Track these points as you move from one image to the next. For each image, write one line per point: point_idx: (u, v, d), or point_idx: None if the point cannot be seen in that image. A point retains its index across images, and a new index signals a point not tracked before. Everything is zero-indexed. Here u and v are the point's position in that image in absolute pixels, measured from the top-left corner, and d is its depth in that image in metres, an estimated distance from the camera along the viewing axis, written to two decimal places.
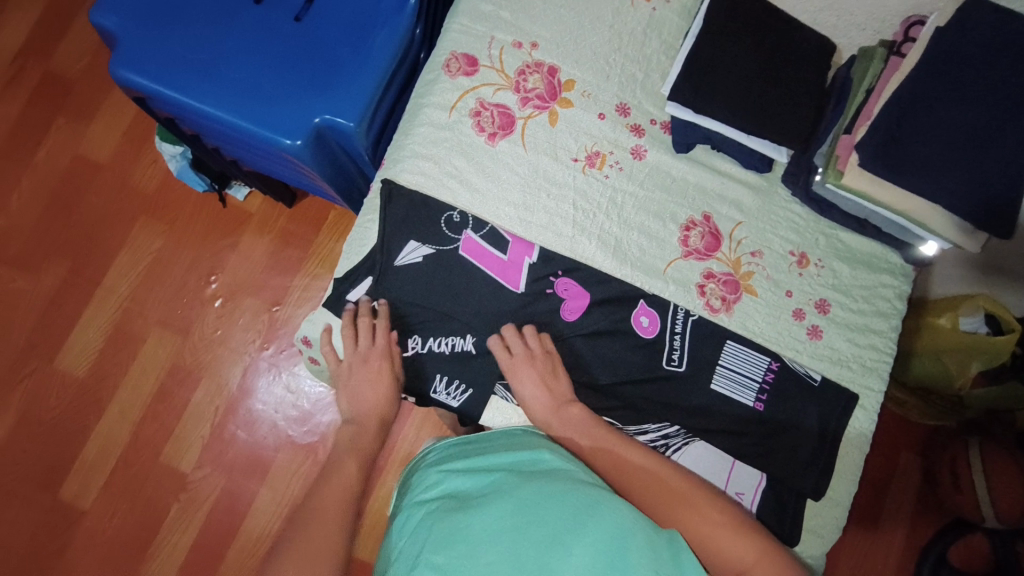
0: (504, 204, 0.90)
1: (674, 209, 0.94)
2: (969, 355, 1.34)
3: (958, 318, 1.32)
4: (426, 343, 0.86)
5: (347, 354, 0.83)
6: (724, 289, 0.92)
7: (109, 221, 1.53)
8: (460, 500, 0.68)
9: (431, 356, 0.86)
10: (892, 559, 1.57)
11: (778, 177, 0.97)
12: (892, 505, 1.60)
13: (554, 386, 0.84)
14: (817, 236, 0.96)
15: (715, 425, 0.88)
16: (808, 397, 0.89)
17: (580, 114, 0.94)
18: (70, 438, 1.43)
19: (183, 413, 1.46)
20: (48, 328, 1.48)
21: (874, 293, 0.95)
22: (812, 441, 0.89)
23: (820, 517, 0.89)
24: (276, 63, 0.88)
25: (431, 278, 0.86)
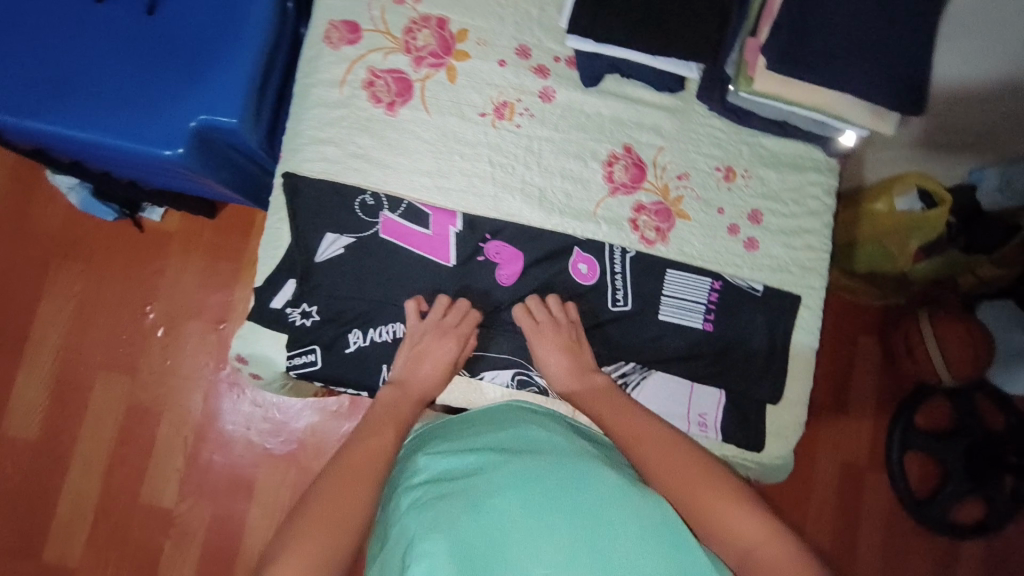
0: (418, 175, 0.86)
1: (593, 146, 0.91)
2: (907, 233, 1.40)
3: (893, 200, 1.38)
4: (365, 334, 0.82)
5: (429, 321, 0.80)
6: (657, 219, 0.91)
7: (19, 271, 1.42)
8: (443, 483, 0.66)
9: (372, 347, 0.82)
10: (865, 434, 1.69)
11: (692, 95, 0.94)
12: (859, 385, 1.71)
13: (579, 354, 0.83)
14: (740, 146, 0.94)
15: (671, 355, 0.89)
16: (754, 308, 0.91)
17: (479, 66, 0.88)
18: (38, 501, 1.37)
19: (151, 450, 1.40)
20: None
21: (802, 193, 0.95)
22: (763, 349, 0.90)
23: (783, 418, 0.91)
24: (134, 67, 0.80)
25: (356, 269, 0.82)
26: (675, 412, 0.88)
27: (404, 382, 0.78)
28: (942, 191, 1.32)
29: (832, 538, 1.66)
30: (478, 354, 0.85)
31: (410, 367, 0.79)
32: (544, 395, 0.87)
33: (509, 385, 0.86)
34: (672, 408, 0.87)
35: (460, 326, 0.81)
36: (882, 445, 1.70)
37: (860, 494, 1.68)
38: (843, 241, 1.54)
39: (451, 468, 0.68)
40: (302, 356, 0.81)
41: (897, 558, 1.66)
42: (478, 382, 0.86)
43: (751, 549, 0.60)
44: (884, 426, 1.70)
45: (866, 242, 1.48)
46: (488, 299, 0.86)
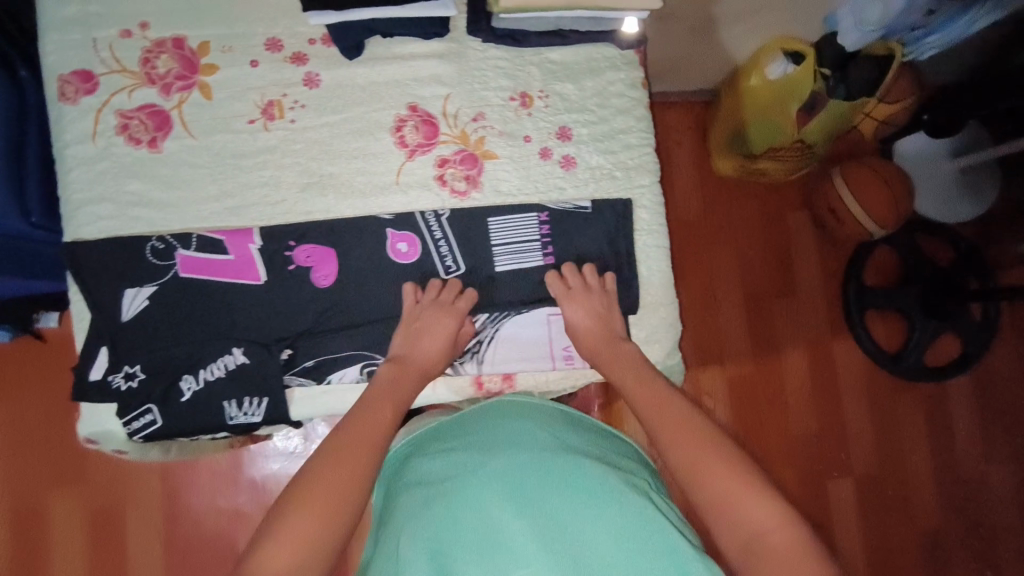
0: (205, 203, 0.83)
1: (377, 117, 0.87)
2: (785, 99, 1.33)
3: (766, 73, 1.33)
4: (199, 375, 0.80)
5: (428, 299, 0.82)
6: (464, 167, 0.87)
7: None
8: (447, 477, 0.70)
9: (208, 386, 0.80)
10: (821, 308, 1.66)
11: (463, 32, 0.89)
12: (801, 262, 1.66)
13: (609, 323, 0.83)
14: (527, 68, 0.90)
15: (517, 302, 0.85)
16: (588, 225, 0.87)
17: (232, 74, 0.84)
18: None
19: (126, 548, 1.40)
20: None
21: (606, 95, 0.91)
22: (610, 262, 0.87)
23: (652, 324, 0.88)
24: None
25: (167, 315, 0.80)
26: (537, 353, 0.85)
27: (404, 357, 0.79)
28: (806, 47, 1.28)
29: (816, 421, 1.62)
30: (318, 360, 0.82)
31: (410, 343, 0.79)
32: None
33: (361, 380, 0.83)
34: (532, 351, 0.85)
35: (457, 301, 0.82)
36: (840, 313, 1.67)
37: (833, 370, 1.64)
38: (735, 126, 1.50)
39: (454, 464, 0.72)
40: (140, 417, 0.79)
41: (888, 418, 1.63)
42: (329, 387, 0.83)
43: (756, 535, 0.59)
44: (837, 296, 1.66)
45: (754, 120, 1.44)
46: (312, 306, 0.82)
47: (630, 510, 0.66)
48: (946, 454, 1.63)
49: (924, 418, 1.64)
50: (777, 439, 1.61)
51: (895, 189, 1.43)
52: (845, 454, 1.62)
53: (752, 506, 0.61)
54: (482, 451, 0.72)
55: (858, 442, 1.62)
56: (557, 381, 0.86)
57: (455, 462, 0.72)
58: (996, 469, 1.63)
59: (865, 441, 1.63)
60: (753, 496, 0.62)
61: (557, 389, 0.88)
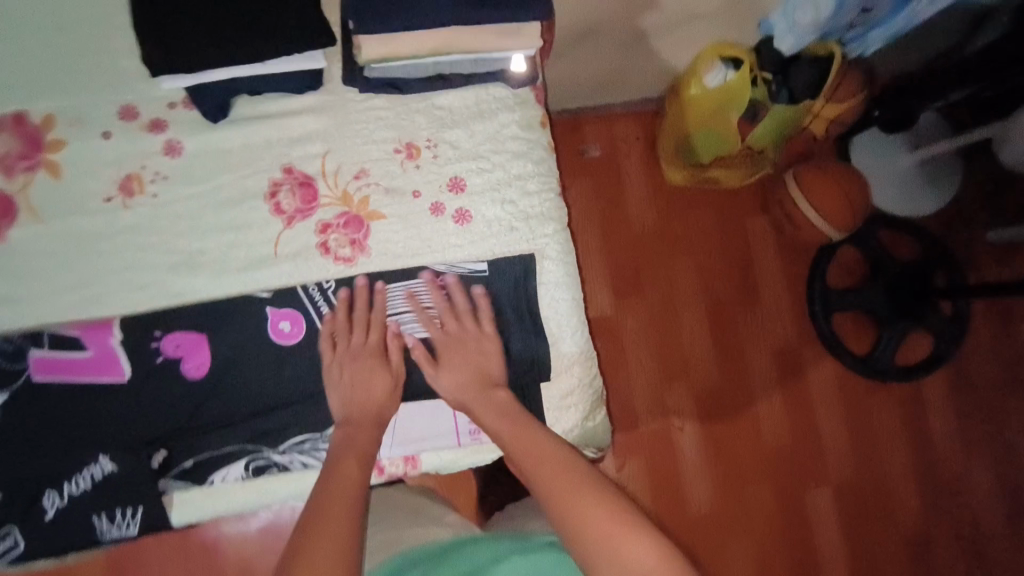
0: (61, 292, 0.75)
1: (248, 183, 0.79)
2: (725, 108, 1.22)
3: (704, 83, 1.22)
4: (62, 489, 0.72)
5: (339, 351, 0.75)
6: (348, 232, 0.79)
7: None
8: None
9: (74, 501, 0.72)
10: (787, 315, 1.48)
11: (336, 82, 0.82)
12: (762, 267, 1.49)
13: (488, 370, 0.76)
14: (412, 116, 0.82)
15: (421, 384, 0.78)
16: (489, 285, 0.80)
17: (82, 148, 0.77)
18: None
19: None
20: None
21: (499, 138, 0.83)
22: (515, 323, 0.80)
23: (567, 388, 0.80)
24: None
25: (20, 424, 0.72)
26: (438, 430, 0.78)
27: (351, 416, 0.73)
28: (741, 51, 1.17)
29: (792, 434, 1.43)
30: (196, 461, 0.74)
31: (348, 399, 0.73)
32: (289, 472, 0.76)
33: (247, 477, 0.75)
34: (435, 431, 0.78)
35: (369, 336, 0.76)
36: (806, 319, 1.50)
37: (802, 382, 1.45)
38: (678, 134, 1.37)
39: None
40: None
41: (864, 427, 1.45)
42: (212, 487, 0.75)
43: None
44: (801, 300, 1.49)
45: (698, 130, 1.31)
46: (186, 402, 0.74)
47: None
48: (931, 463, 1.44)
49: (902, 424, 1.45)
50: (748, 456, 1.41)
51: (852, 195, 1.34)
52: (826, 465, 1.42)
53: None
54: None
55: (838, 455, 1.43)
56: (465, 459, 0.79)
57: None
58: (983, 476, 1.44)
59: (845, 454, 1.43)
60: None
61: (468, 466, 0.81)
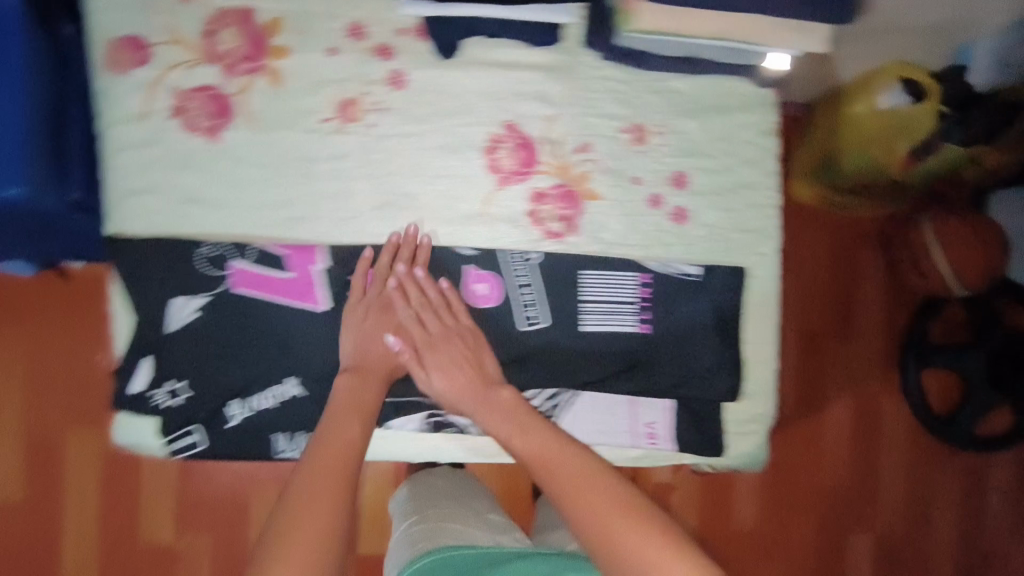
0: (266, 208, 0.73)
1: (468, 134, 0.74)
2: (892, 138, 0.97)
3: (874, 99, 0.94)
4: (247, 402, 0.73)
5: (370, 291, 0.72)
6: (562, 205, 0.76)
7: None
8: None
9: (258, 415, 0.74)
10: (878, 357, 1.32)
11: (578, 43, 0.75)
12: (865, 299, 1.31)
13: (480, 367, 0.72)
14: (648, 96, 0.76)
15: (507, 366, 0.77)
16: (451, 308, 0.73)
17: (306, 61, 0.71)
18: None
19: None
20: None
21: (734, 139, 0.78)
22: (465, 342, 0.72)
23: (746, 412, 0.80)
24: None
25: (215, 332, 0.72)
26: (618, 428, 0.78)
27: (358, 364, 0.70)
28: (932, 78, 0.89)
29: (852, 471, 1.33)
30: (377, 405, 0.75)
31: (360, 347, 0.71)
32: (465, 434, 0.78)
33: (423, 429, 0.77)
34: (612, 426, 0.78)
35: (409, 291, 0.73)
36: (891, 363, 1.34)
37: (875, 432, 1.33)
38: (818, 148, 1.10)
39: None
40: (182, 437, 0.73)
41: (917, 485, 1.36)
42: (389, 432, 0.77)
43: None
44: (893, 342, 1.33)
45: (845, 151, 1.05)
46: None
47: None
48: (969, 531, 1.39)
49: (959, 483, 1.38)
50: (808, 490, 1.32)
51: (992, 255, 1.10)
52: (874, 508, 1.35)
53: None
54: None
55: (890, 500, 1.35)
56: (636, 461, 0.80)
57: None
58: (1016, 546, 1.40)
59: (896, 501, 1.36)
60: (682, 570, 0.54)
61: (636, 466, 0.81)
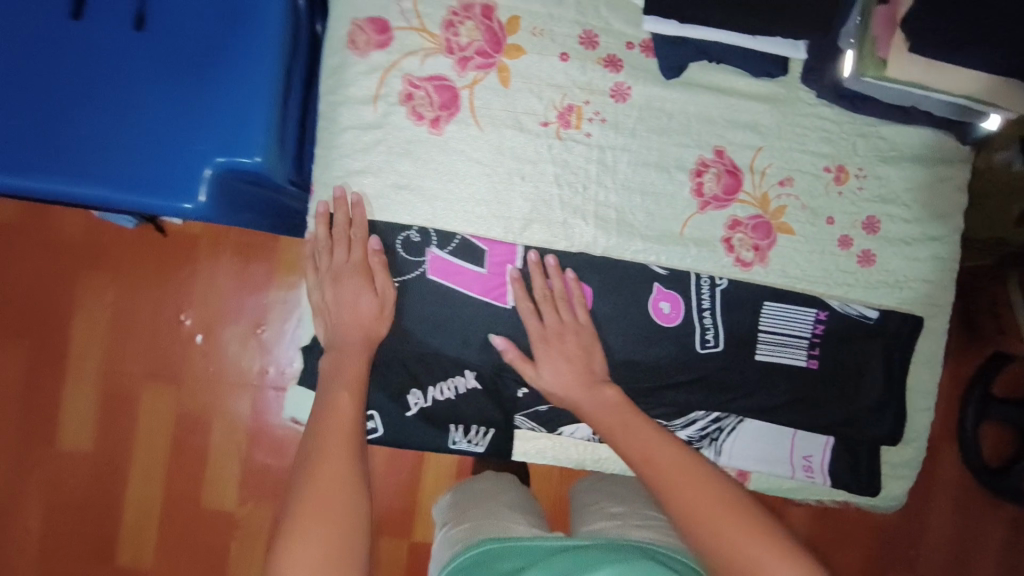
0: (473, 203, 0.74)
1: (678, 154, 0.75)
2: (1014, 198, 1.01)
3: (992, 156, 0.99)
4: (428, 390, 0.75)
5: (323, 264, 0.72)
6: (755, 235, 0.77)
7: (49, 281, 1.43)
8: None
9: (438, 403, 0.75)
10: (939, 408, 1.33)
11: (796, 78, 0.76)
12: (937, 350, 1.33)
13: (589, 361, 0.73)
14: (853, 139, 0.77)
15: (638, 386, 0.76)
16: (569, 300, 0.74)
17: (536, 63, 0.73)
18: (103, 511, 1.43)
19: (206, 457, 1.43)
20: (37, 408, 1.42)
21: (929, 191, 0.79)
22: (574, 338, 0.73)
23: (899, 455, 0.81)
24: (151, 108, 0.67)
25: (406, 317, 0.74)
26: (780, 458, 0.78)
27: (336, 343, 0.71)
28: None
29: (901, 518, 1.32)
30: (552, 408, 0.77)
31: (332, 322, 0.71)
32: None
33: (591, 438, 0.79)
34: (773, 456, 0.78)
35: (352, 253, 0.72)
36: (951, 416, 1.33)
37: (930, 481, 1.32)
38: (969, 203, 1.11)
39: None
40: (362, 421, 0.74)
41: (967, 538, 1.32)
42: (558, 436, 0.80)
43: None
44: (954, 394, 1.33)
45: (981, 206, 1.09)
46: None
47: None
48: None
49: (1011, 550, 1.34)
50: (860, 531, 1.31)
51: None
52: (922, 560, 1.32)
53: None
54: None
55: (938, 553, 1.32)
56: (788, 491, 0.81)
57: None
58: None
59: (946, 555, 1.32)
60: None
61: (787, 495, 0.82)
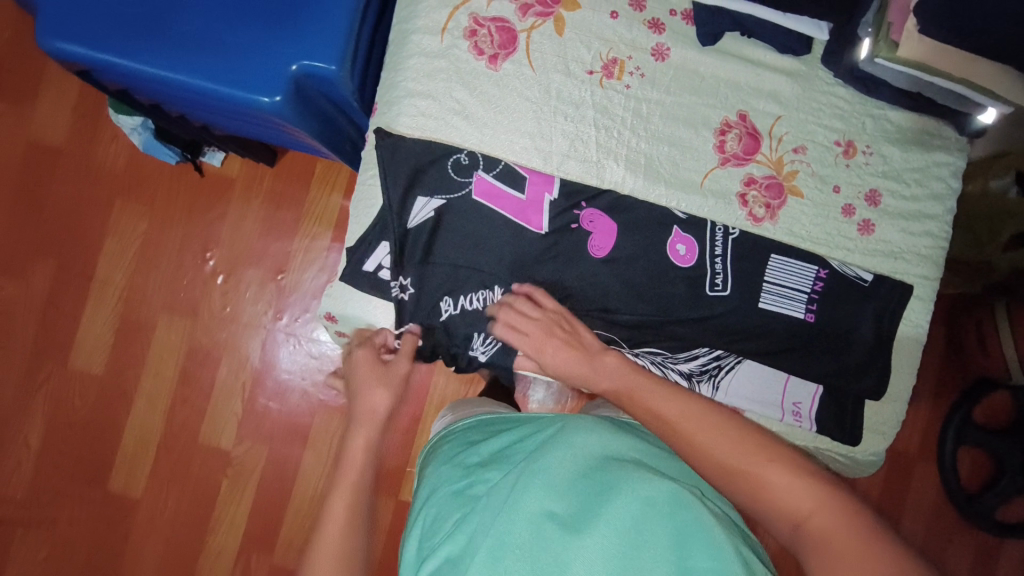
0: (518, 135, 0.82)
1: (706, 113, 0.84)
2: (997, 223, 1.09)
3: (986, 182, 1.10)
4: (452, 300, 0.80)
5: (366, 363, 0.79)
6: (768, 194, 0.85)
7: (77, 203, 1.38)
8: (482, 473, 0.69)
9: (460, 315, 0.80)
10: (919, 422, 1.39)
11: (817, 59, 0.86)
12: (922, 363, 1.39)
13: (577, 339, 0.78)
14: (863, 119, 0.86)
15: (644, 318, 0.83)
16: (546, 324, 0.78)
17: (589, 17, 0.82)
18: (103, 435, 1.37)
19: (211, 392, 1.38)
20: (52, 329, 1.37)
21: (927, 174, 0.87)
22: (563, 334, 0.78)
23: (881, 414, 0.88)
24: (247, 14, 0.75)
25: (445, 231, 0.80)
26: (770, 400, 0.85)
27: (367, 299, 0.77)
28: None
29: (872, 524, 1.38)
30: None
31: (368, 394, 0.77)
32: None
33: None
34: (765, 397, 0.85)
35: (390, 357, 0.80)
36: (928, 430, 1.39)
37: (899, 483, 1.38)
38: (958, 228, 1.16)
39: (482, 476, 0.69)
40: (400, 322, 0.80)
41: (931, 544, 1.38)
42: None
43: (804, 518, 0.56)
44: (935, 411, 1.39)
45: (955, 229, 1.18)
46: (585, 273, 0.82)
47: (681, 518, 0.58)
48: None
49: (975, 562, 1.38)
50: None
51: None
52: None
53: (787, 485, 0.58)
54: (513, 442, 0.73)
55: None
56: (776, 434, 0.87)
57: (485, 469, 0.70)
58: None
59: None
60: (786, 474, 0.59)
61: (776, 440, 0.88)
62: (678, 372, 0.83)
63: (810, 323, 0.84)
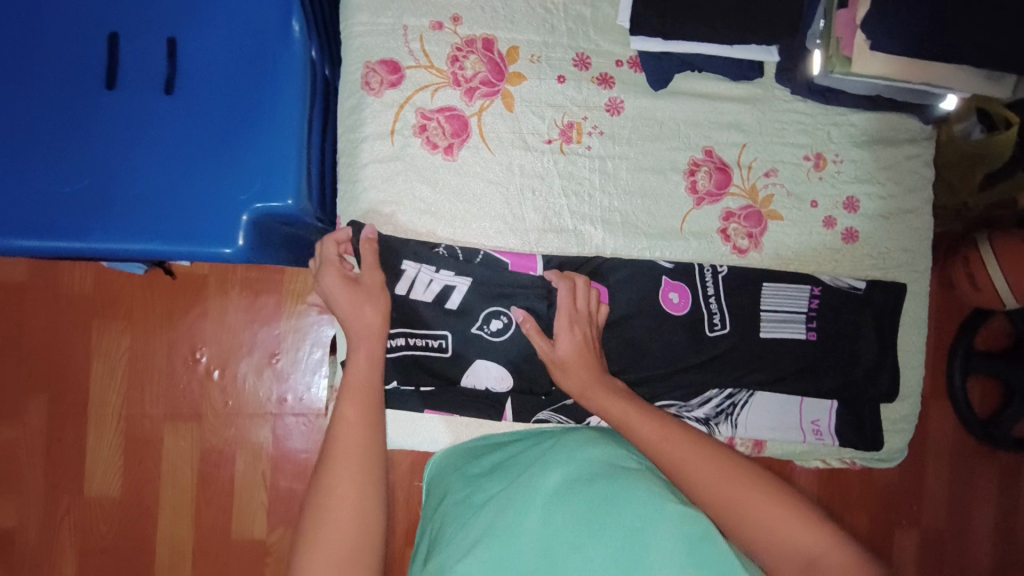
0: (490, 220, 0.80)
1: (672, 157, 0.83)
2: (972, 167, 1.02)
3: (951, 129, 1.03)
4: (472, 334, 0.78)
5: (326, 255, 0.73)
6: (748, 223, 0.84)
7: (56, 333, 1.34)
8: (481, 494, 0.67)
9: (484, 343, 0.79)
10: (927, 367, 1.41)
11: (771, 79, 0.84)
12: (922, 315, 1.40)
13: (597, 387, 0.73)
14: (827, 129, 0.85)
15: (653, 374, 0.82)
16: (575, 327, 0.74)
17: (537, 87, 0.80)
18: (135, 555, 1.34)
19: (233, 489, 1.35)
20: (59, 464, 1.33)
21: (899, 169, 0.87)
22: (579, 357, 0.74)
23: (897, 411, 0.89)
24: (191, 163, 0.72)
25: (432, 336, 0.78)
26: (790, 426, 0.85)
27: None
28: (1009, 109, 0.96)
29: (901, 476, 1.40)
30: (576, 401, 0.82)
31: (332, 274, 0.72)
32: None
33: None
34: (782, 422, 0.85)
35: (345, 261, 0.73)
36: (939, 376, 1.40)
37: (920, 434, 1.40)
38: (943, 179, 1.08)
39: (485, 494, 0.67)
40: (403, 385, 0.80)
41: (960, 484, 1.41)
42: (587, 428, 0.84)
43: None
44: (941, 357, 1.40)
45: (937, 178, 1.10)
46: None
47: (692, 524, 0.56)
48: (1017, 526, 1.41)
49: (1005, 492, 1.42)
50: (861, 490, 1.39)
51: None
52: (925, 509, 1.40)
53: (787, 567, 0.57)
54: (512, 464, 0.71)
55: (934, 501, 1.40)
56: (801, 453, 0.88)
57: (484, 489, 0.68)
58: None
59: (940, 501, 1.41)
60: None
61: (801, 458, 0.89)
62: (695, 418, 0.84)
63: (814, 343, 0.84)
